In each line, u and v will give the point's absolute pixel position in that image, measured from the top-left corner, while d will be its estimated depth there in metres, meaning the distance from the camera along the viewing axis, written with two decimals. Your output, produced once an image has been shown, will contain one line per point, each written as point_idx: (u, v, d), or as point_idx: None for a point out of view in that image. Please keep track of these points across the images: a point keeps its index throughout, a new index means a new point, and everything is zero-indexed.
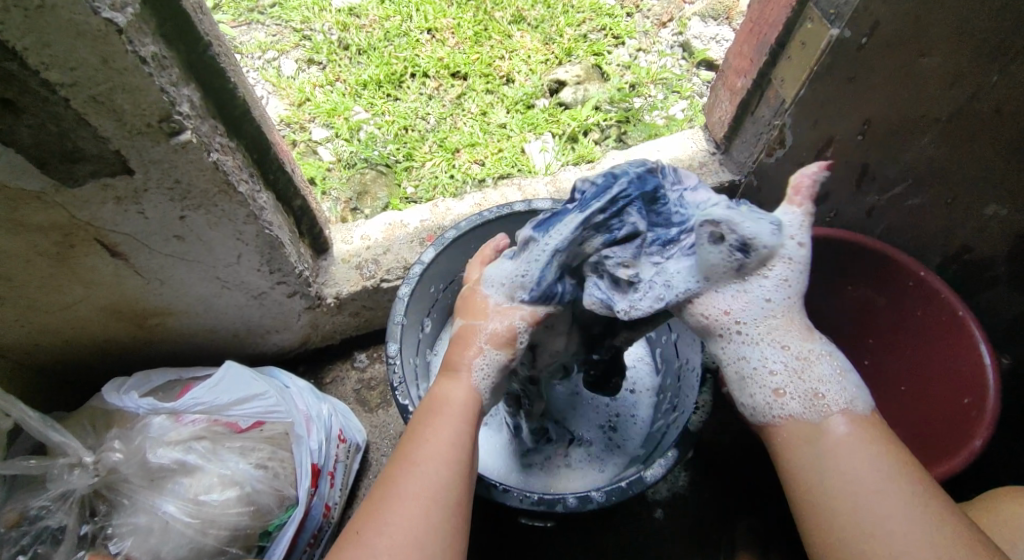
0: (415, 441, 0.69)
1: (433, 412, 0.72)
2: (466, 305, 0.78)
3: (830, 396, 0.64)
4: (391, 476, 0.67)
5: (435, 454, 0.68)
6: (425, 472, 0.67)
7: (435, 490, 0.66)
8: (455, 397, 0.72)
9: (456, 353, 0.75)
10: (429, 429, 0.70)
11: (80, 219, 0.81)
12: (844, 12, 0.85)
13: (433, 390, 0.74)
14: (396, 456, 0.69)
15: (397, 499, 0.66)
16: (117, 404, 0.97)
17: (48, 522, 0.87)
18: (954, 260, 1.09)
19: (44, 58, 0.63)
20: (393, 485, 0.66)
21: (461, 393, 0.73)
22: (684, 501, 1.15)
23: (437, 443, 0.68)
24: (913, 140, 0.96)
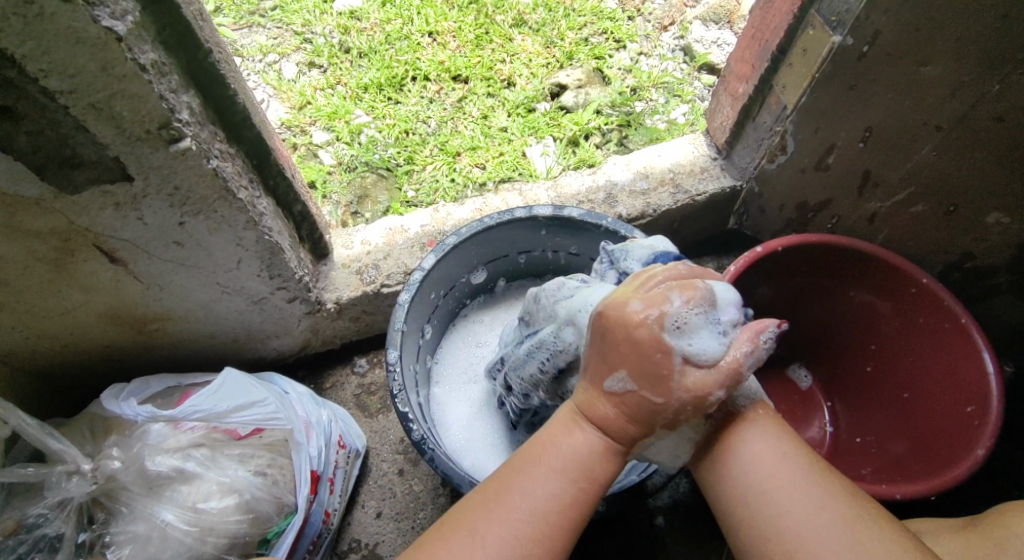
0: (524, 503, 0.64)
1: (554, 472, 0.65)
2: (630, 358, 0.62)
3: None
4: (488, 531, 0.64)
5: (541, 527, 0.63)
6: (524, 545, 0.63)
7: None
8: (575, 451, 0.65)
9: (595, 406, 0.65)
10: (544, 495, 0.64)
11: (79, 225, 0.81)
12: (846, 19, 0.84)
13: (554, 432, 0.67)
14: (493, 504, 0.65)
15: (486, 559, 0.63)
16: (115, 410, 0.96)
17: (45, 530, 0.86)
18: (957, 267, 1.09)
19: (44, 65, 0.63)
20: (486, 544, 0.63)
21: (583, 448, 0.65)
22: (684, 508, 1.14)
23: (546, 515, 0.64)
24: (915, 148, 0.96)
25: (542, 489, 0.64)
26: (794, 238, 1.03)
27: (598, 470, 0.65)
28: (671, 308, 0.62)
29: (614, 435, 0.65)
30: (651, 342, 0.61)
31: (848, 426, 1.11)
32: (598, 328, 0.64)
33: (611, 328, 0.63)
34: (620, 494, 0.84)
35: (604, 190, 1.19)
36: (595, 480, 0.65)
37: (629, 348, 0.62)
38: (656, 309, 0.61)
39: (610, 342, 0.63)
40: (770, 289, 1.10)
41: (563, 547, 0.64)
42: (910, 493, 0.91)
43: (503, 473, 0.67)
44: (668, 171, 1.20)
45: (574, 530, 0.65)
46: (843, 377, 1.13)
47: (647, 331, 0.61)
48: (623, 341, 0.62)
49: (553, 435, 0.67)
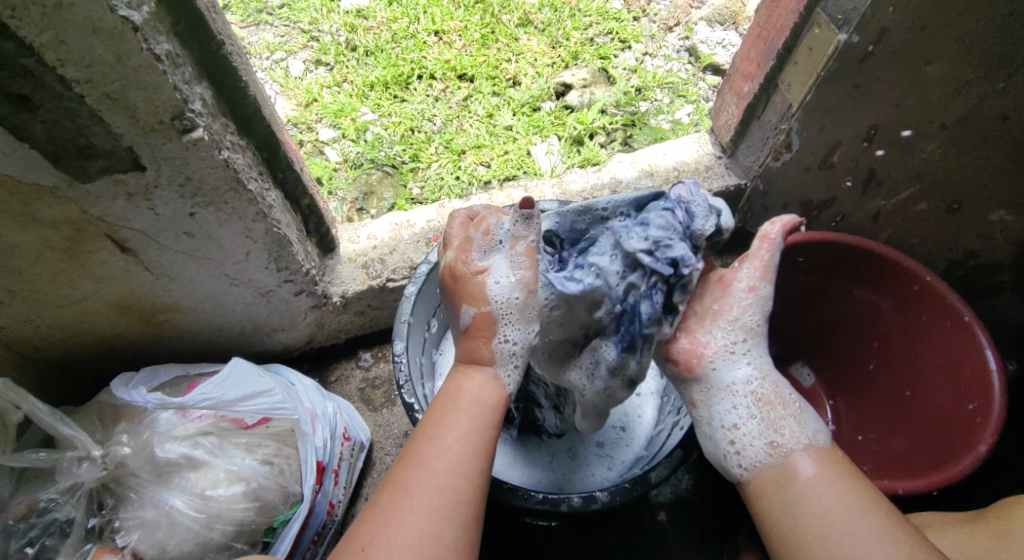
0: (434, 444, 0.71)
1: (456, 406, 0.74)
2: (462, 290, 0.78)
3: (785, 438, 0.74)
4: (409, 480, 0.69)
5: (454, 458, 0.70)
6: (442, 479, 0.69)
7: (451, 497, 0.69)
8: (477, 395, 0.75)
9: (471, 348, 0.78)
10: (450, 435, 0.72)
11: (92, 215, 0.82)
12: (851, 18, 0.85)
13: (455, 385, 0.76)
14: (408, 456, 0.72)
15: (411, 505, 0.68)
16: (125, 398, 0.97)
17: (56, 514, 0.88)
18: (961, 266, 1.09)
19: (62, 55, 0.64)
20: (411, 492, 0.69)
21: (482, 391, 0.75)
22: (685, 504, 1.15)
23: (455, 451, 0.71)
24: (920, 146, 0.97)
25: (446, 432, 0.72)
26: (797, 236, 1.04)
27: (491, 396, 0.75)
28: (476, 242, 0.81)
29: (486, 353, 0.77)
30: (473, 273, 0.79)
31: (850, 424, 1.11)
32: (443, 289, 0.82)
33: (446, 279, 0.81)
34: (624, 487, 0.86)
35: (608, 188, 1.20)
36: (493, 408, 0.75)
37: (461, 287, 0.78)
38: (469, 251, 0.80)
39: (448, 290, 0.80)
40: (774, 286, 1.10)
41: (475, 473, 0.71)
42: (911, 490, 0.93)
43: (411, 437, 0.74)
44: (673, 169, 1.21)
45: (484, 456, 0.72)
46: (847, 375, 1.14)
47: (468, 268, 0.79)
48: (453, 284, 0.80)
49: (454, 387, 0.77)
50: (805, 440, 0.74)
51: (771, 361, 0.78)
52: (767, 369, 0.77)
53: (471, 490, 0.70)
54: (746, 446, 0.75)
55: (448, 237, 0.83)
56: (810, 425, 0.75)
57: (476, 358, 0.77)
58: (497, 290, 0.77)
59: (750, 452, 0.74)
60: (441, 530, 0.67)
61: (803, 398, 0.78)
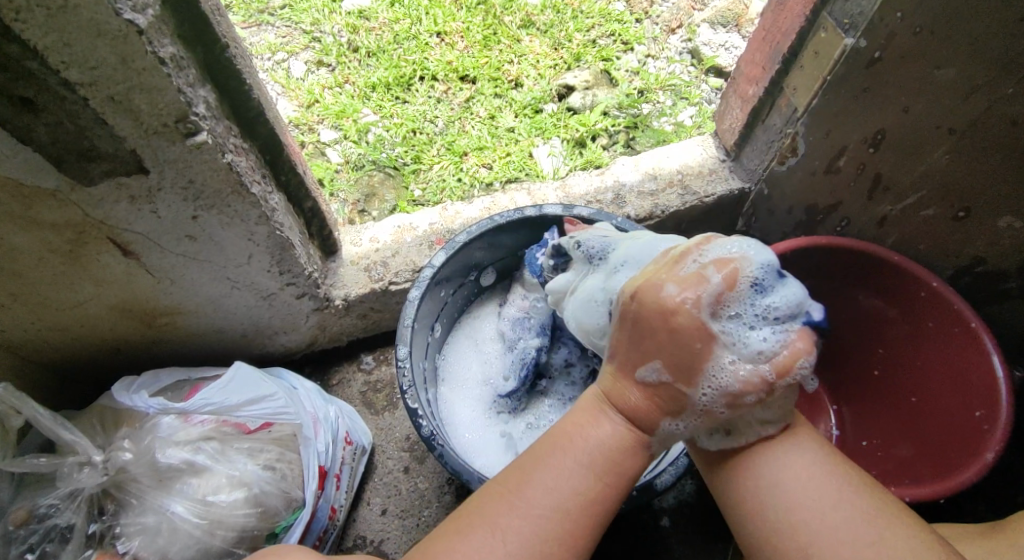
0: (547, 498, 0.68)
1: (590, 460, 0.69)
2: (665, 348, 0.66)
3: None
4: (501, 516, 0.68)
5: (566, 520, 0.67)
6: (545, 541, 0.66)
7: (551, 558, 0.66)
8: (604, 441, 0.69)
9: (619, 391, 0.70)
10: (570, 489, 0.68)
11: (95, 218, 0.81)
12: (859, 22, 0.85)
13: (582, 420, 0.71)
14: (512, 495, 0.69)
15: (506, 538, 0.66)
16: (126, 402, 0.96)
17: (56, 520, 0.87)
18: (966, 272, 1.08)
19: (65, 57, 0.63)
20: (506, 542, 0.66)
21: (612, 438, 0.70)
22: (688, 509, 1.14)
23: (567, 510, 0.67)
24: (926, 151, 0.95)
25: (565, 485, 0.68)
26: (805, 241, 1.03)
27: (628, 459, 0.70)
28: (707, 290, 0.65)
29: (625, 405, 0.69)
30: (693, 326, 0.65)
31: (855, 430, 1.11)
32: (647, 310, 0.66)
33: (645, 307, 0.66)
34: (630, 493, 0.85)
35: (612, 191, 1.19)
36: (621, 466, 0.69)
37: (663, 330, 0.65)
38: (693, 291, 0.65)
39: (652, 325, 0.66)
40: None
41: (583, 537, 0.68)
42: (918, 497, 0.92)
43: (530, 472, 0.70)
44: (676, 172, 1.21)
45: (594, 517, 0.68)
46: (852, 381, 1.14)
47: (691, 316, 0.65)
48: (657, 320, 0.65)
49: (580, 420, 0.71)
50: None
51: None
52: None
53: (574, 554, 0.68)
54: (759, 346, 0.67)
55: (682, 260, 0.68)
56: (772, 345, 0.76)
57: (617, 405, 0.70)
58: (716, 363, 0.65)
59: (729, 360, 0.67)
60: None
61: None
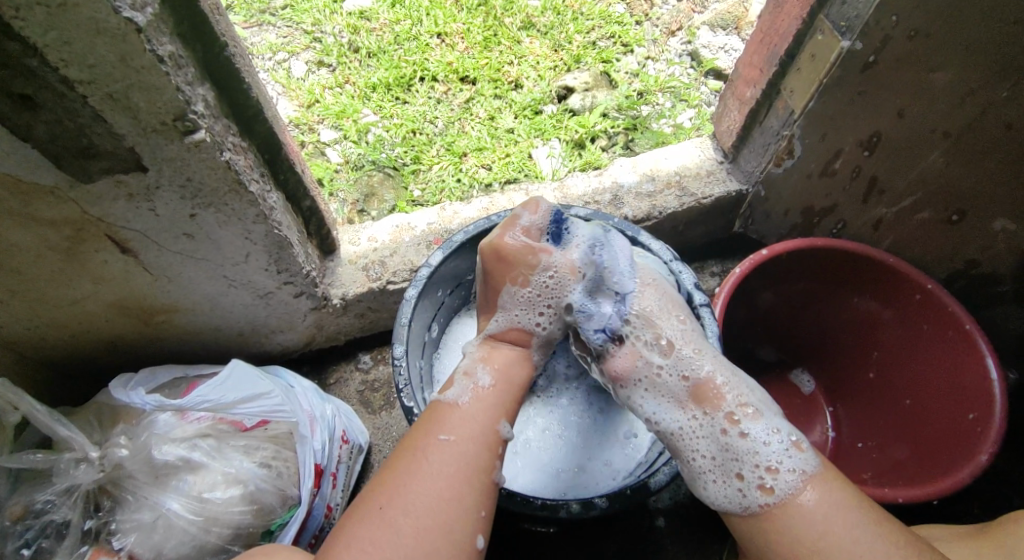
0: (455, 414, 0.76)
1: (484, 383, 0.80)
2: (511, 270, 0.85)
3: (761, 467, 0.73)
4: (425, 451, 0.73)
5: (477, 428, 0.76)
6: (467, 449, 0.74)
7: (472, 466, 0.73)
8: (506, 370, 0.83)
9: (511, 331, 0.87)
10: (471, 403, 0.78)
11: (93, 215, 0.82)
12: (855, 26, 0.85)
13: (493, 357, 0.84)
14: (426, 424, 0.77)
15: (430, 472, 0.71)
16: (123, 399, 0.96)
17: (52, 516, 0.87)
18: (962, 275, 1.08)
19: (64, 55, 0.64)
20: (428, 458, 0.72)
21: (509, 365, 0.83)
22: (684, 510, 1.15)
23: (480, 423, 0.76)
24: (923, 155, 0.95)
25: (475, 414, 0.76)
26: (799, 243, 1.04)
27: (514, 375, 0.83)
28: (524, 221, 0.88)
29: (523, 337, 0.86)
30: (523, 252, 0.85)
31: (851, 432, 1.11)
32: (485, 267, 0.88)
33: (487, 256, 0.87)
34: (622, 493, 0.85)
35: (610, 192, 1.20)
36: (514, 381, 0.82)
37: (505, 267, 0.85)
38: (516, 228, 0.86)
39: (492, 269, 0.86)
40: (773, 294, 1.11)
41: (494, 441, 0.76)
42: (911, 499, 0.92)
43: (434, 404, 0.80)
44: (674, 174, 1.21)
45: (498, 422, 0.78)
46: (847, 382, 1.14)
47: (517, 243, 0.85)
48: (498, 261, 0.86)
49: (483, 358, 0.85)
50: (781, 470, 0.72)
51: (715, 357, 0.79)
52: (711, 378, 0.77)
53: (493, 459, 0.75)
54: (740, 495, 0.74)
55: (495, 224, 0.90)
56: (766, 426, 0.75)
57: (519, 342, 0.86)
58: (548, 275, 0.85)
59: (720, 493, 0.75)
60: (458, 496, 0.70)
61: (763, 406, 0.77)
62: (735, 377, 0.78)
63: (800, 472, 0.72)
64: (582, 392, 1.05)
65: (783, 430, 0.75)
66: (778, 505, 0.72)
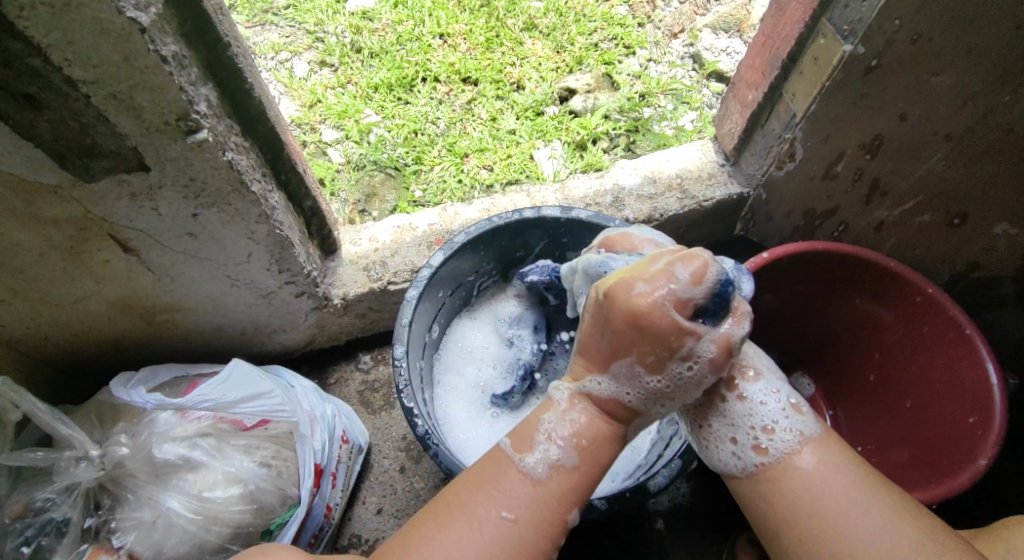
0: (524, 491, 0.68)
1: (568, 464, 0.69)
2: (642, 343, 0.65)
3: (761, 430, 0.72)
4: (479, 526, 0.67)
5: (542, 515, 0.68)
6: (525, 536, 0.67)
7: (526, 551, 0.66)
8: (596, 446, 0.70)
9: (608, 404, 0.69)
10: (545, 484, 0.68)
11: (95, 215, 0.82)
12: (857, 30, 0.85)
13: (583, 422, 0.70)
14: (488, 487, 0.69)
15: (477, 547, 0.66)
16: (123, 398, 0.96)
17: (52, 514, 0.87)
18: (963, 278, 1.08)
19: (69, 55, 0.64)
20: (482, 534, 0.66)
21: (600, 443, 0.70)
22: (683, 512, 1.15)
23: (547, 508, 0.68)
24: (924, 157, 0.96)
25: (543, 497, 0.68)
26: (800, 246, 1.04)
27: (601, 455, 0.70)
28: (679, 285, 0.64)
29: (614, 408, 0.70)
30: (666, 326, 0.64)
31: (851, 434, 1.11)
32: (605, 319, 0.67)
33: (617, 311, 0.65)
34: (623, 494, 0.85)
35: (611, 194, 1.20)
36: (603, 461, 0.70)
37: (641, 337, 0.65)
38: (665, 288, 0.64)
39: (617, 328, 0.65)
40: (774, 296, 1.10)
41: (558, 531, 0.69)
42: None
43: (500, 454, 0.71)
44: (676, 176, 1.21)
45: (569, 512, 0.69)
46: (847, 385, 1.14)
47: (664, 313, 0.63)
48: (635, 328, 0.65)
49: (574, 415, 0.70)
50: (779, 431, 0.72)
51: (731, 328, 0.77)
52: None
53: (550, 549, 0.69)
54: (736, 458, 0.73)
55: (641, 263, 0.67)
56: (766, 386, 0.74)
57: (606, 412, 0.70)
58: (684, 363, 0.66)
59: (721, 455, 0.74)
60: None
61: (769, 371, 0.75)
62: (753, 355, 0.76)
63: (797, 433, 0.72)
64: None
65: (784, 394, 0.74)
66: (771, 466, 0.72)
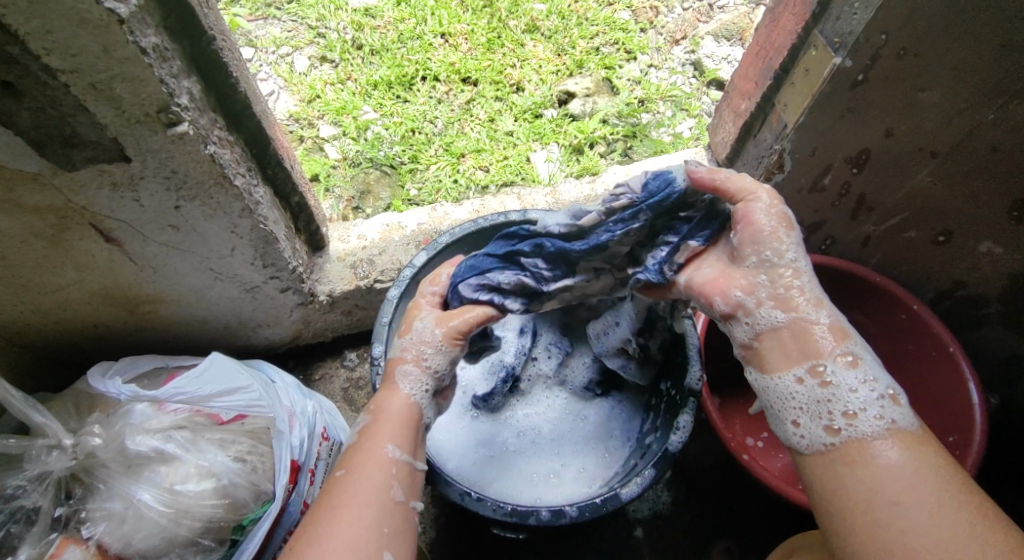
0: (349, 454, 0.77)
1: (365, 423, 0.80)
2: (410, 320, 0.88)
3: (847, 419, 0.66)
4: (326, 491, 0.74)
5: (368, 456, 0.76)
6: (361, 474, 0.74)
7: (369, 488, 0.73)
8: (391, 406, 0.81)
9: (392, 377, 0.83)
10: (362, 441, 0.78)
11: (76, 204, 0.82)
12: (848, 42, 0.84)
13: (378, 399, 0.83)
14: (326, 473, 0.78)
15: (328, 505, 0.71)
16: (100, 389, 0.97)
17: (24, 501, 0.87)
18: (948, 296, 1.07)
19: (46, 44, 0.64)
20: (327, 496, 0.73)
21: (396, 402, 0.81)
22: (663, 521, 1.14)
23: (369, 447, 0.77)
24: (911, 173, 0.95)
25: (364, 445, 0.77)
26: None
27: (390, 403, 0.81)
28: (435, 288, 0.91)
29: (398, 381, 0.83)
30: (415, 315, 0.88)
31: None
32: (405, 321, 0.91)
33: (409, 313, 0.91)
34: (594, 502, 0.85)
35: (602, 199, 1.20)
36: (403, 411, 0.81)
37: (405, 321, 0.89)
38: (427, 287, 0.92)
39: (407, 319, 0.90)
40: None
41: (389, 464, 0.76)
42: None
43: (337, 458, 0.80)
44: None
45: (382, 446, 0.77)
46: None
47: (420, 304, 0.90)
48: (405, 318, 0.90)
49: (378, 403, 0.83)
50: (868, 420, 0.65)
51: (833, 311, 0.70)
52: (822, 318, 0.68)
53: (387, 481, 0.74)
54: (801, 438, 0.67)
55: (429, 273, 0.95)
56: (857, 374, 0.68)
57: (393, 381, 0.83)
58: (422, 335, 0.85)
59: (806, 437, 0.67)
60: (359, 518, 0.70)
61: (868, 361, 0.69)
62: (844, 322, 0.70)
63: (888, 422, 0.65)
64: (559, 400, 1.06)
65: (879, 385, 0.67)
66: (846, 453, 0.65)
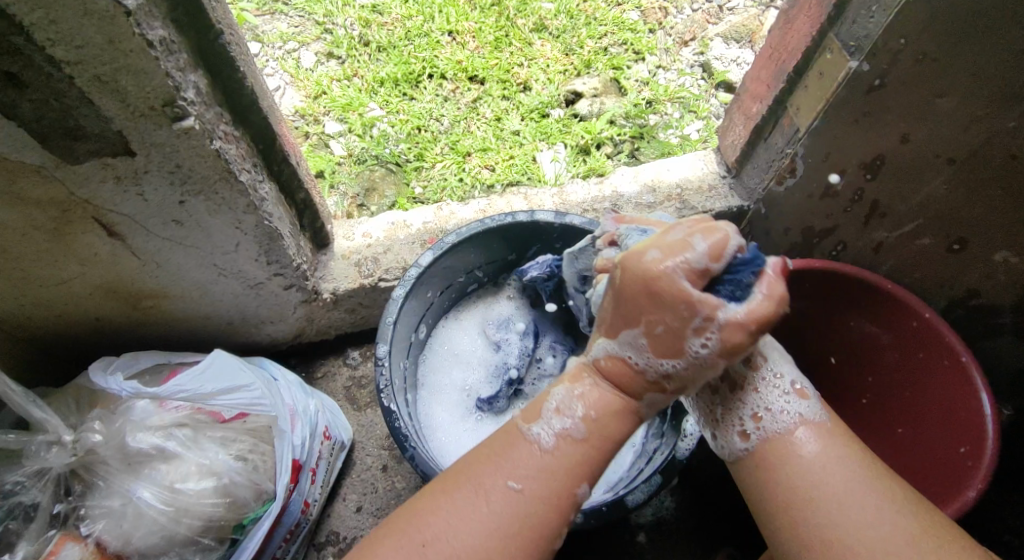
0: (530, 459, 0.69)
1: (575, 426, 0.69)
2: (648, 304, 0.65)
3: (762, 416, 0.74)
4: (489, 494, 0.67)
5: (551, 485, 0.68)
6: (532, 505, 0.67)
7: (532, 523, 0.67)
8: (610, 423, 0.70)
9: (625, 376, 0.70)
10: (553, 453, 0.69)
11: (79, 197, 0.81)
12: (864, 45, 0.85)
13: (594, 390, 0.71)
14: (494, 457, 0.70)
15: (482, 519, 0.66)
16: (100, 384, 0.94)
17: (21, 498, 0.87)
18: (961, 304, 1.04)
19: (51, 35, 0.63)
20: (489, 504, 0.67)
21: (617, 420, 0.70)
22: (667, 526, 1.13)
23: (555, 473, 0.68)
24: (926, 179, 0.93)
25: (550, 461, 0.68)
26: (795, 263, 1.02)
27: (611, 410, 0.70)
28: (694, 256, 0.64)
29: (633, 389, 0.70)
30: (675, 299, 0.64)
31: None
32: (626, 286, 0.67)
33: (630, 278, 0.66)
34: (598, 509, 0.84)
35: (610, 201, 1.19)
36: (608, 432, 0.70)
37: (647, 298, 0.65)
38: (680, 258, 0.64)
39: (638, 292, 0.65)
40: None
41: (566, 506, 0.69)
42: None
43: (513, 428, 0.72)
44: (676, 186, 1.19)
45: (577, 484, 0.69)
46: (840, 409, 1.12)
47: (674, 282, 0.63)
48: (642, 289, 0.65)
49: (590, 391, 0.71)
50: (782, 413, 0.73)
51: None
52: None
53: (555, 521, 0.68)
54: (721, 446, 0.77)
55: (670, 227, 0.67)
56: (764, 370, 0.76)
57: (626, 385, 0.70)
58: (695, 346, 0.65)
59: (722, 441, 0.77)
60: (506, 553, 0.65)
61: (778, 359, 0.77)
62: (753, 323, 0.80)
63: (794, 415, 0.73)
64: None
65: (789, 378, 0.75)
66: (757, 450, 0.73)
